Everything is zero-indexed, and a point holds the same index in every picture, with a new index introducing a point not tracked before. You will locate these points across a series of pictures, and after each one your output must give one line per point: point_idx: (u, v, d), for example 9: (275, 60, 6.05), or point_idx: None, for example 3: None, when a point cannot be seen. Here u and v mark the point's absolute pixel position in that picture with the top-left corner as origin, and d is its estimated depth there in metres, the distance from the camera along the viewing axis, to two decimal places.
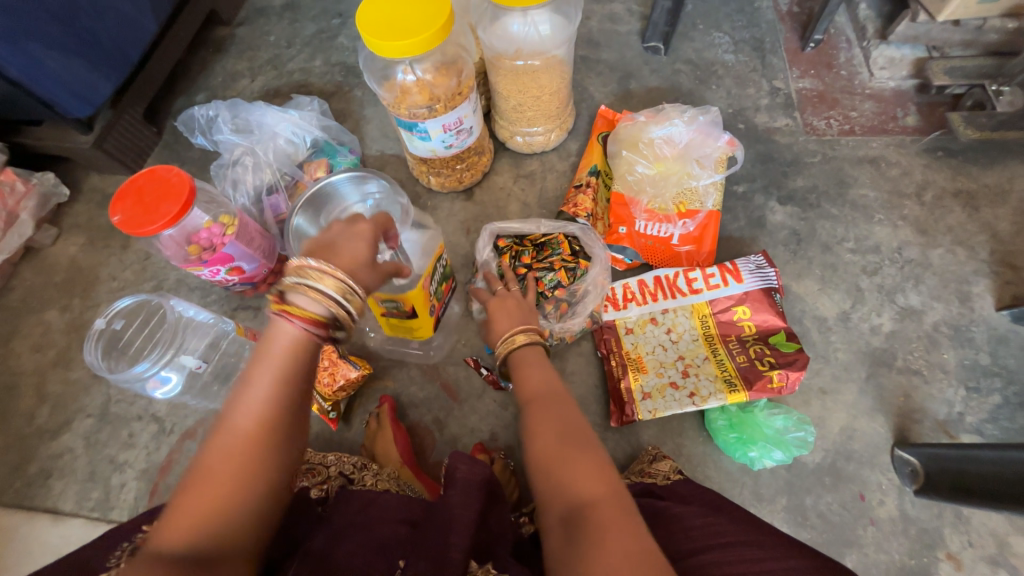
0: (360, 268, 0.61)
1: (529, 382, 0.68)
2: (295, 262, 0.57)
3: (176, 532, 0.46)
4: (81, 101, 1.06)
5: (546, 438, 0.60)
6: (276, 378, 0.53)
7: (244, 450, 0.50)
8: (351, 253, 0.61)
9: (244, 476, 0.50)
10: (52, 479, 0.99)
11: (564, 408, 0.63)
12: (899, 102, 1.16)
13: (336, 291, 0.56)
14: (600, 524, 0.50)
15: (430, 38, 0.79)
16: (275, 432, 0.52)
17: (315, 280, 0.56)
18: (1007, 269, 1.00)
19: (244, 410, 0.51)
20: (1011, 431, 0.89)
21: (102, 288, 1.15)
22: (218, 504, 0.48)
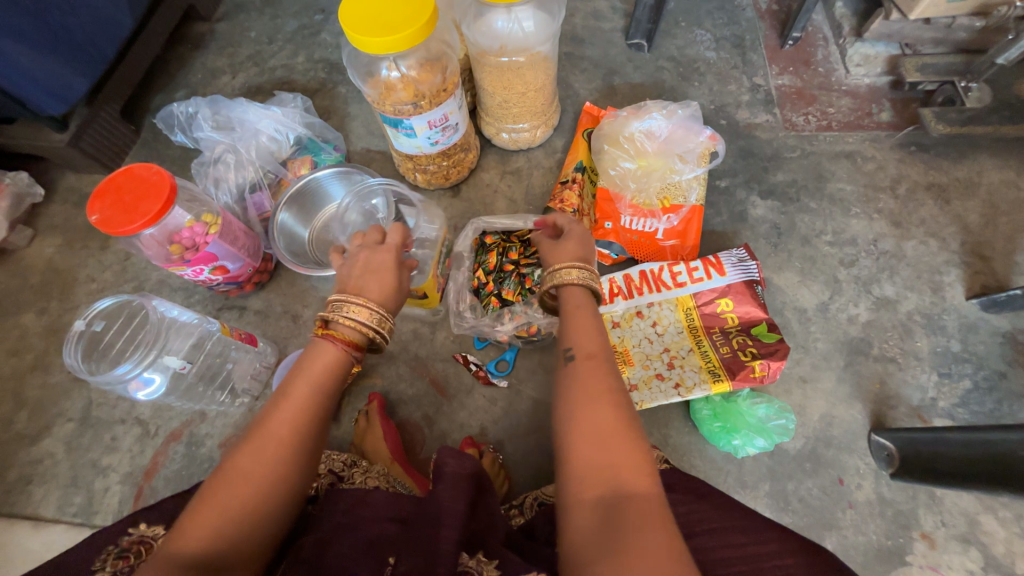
0: (389, 296, 0.69)
1: (588, 341, 0.65)
2: (334, 300, 0.66)
3: (195, 533, 0.51)
4: (56, 99, 1.03)
5: (599, 415, 0.59)
6: (304, 397, 0.61)
7: (266, 460, 0.56)
8: (379, 284, 0.69)
9: (264, 485, 0.56)
10: (32, 485, 0.97)
11: (618, 385, 0.62)
12: (874, 99, 1.19)
13: (372, 321, 0.66)
14: (641, 520, 0.51)
15: (414, 35, 0.79)
16: (295, 446, 0.58)
17: (354, 312, 0.65)
18: (977, 259, 1.04)
19: (274, 422, 0.59)
20: (981, 414, 0.93)
21: (80, 290, 1.12)
22: (239, 509, 0.54)
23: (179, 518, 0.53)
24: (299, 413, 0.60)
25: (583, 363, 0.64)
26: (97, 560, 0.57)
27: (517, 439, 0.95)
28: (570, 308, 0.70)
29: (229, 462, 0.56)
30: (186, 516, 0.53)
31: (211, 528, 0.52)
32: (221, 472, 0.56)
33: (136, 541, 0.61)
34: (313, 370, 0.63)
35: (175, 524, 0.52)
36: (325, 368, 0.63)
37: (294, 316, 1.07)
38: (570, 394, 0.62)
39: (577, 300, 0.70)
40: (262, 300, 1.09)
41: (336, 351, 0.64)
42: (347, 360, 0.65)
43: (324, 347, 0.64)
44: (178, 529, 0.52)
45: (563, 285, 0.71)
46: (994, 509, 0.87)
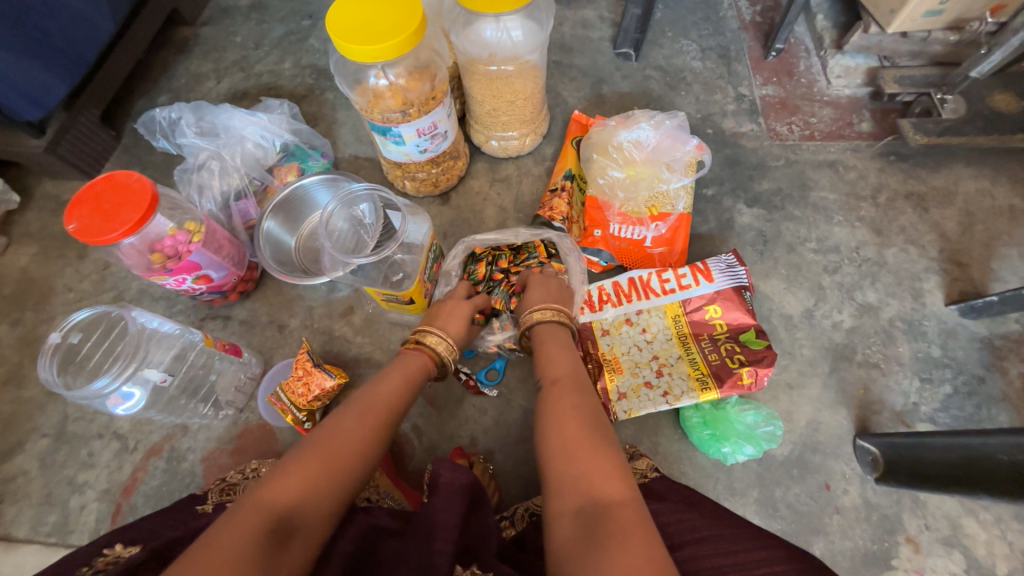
0: (461, 332, 0.83)
1: (557, 369, 0.73)
2: (429, 329, 0.79)
3: (295, 482, 0.55)
4: (33, 104, 1.01)
5: (570, 430, 0.63)
6: (397, 394, 0.70)
7: (362, 435, 0.63)
8: (463, 331, 0.84)
9: (359, 456, 0.61)
10: (4, 504, 0.93)
11: (587, 403, 0.68)
12: (855, 109, 1.22)
13: (448, 349, 0.80)
14: (620, 523, 0.51)
15: (402, 44, 0.79)
16: (381, 432, 0.65)
17: (435, 340, 0.80)
18: (955, 266, 1.06)
19: (369, 405, 0.67)
20: (961, 418, 0.95)
21: (57, 301, 1.09)
22: (336, 470, 0.58)
23: (275, 466, 0.56)
24: (392, 405, 0.69)
25: (554, 388, 0.70)
26: None
27: (507, 448, 0.95)
28: (545, 341, 0.78)
29: (326, 430, 0.62)
30: (283, 467, 0.56)
31: (308, 482, 0.55)
32: (319, 436, 0.60)
33: (111, 561, 0.57)
34: (405, 374, 0.74)
35: (271, 471, 0.56)
36: (413, 378, 0.74)
37: (280, 326, 1.05)
38: (545, 416, 0.67)
39: (552, 337, 0.79)
40: (247, 310, 1.07)
41: (419, 365, 0.77)
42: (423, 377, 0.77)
43: (411, 360, 0.77)
44: (274, 475, 0.55)
45: (534, 324, 0.80)
46: (975, 511, 0.88)
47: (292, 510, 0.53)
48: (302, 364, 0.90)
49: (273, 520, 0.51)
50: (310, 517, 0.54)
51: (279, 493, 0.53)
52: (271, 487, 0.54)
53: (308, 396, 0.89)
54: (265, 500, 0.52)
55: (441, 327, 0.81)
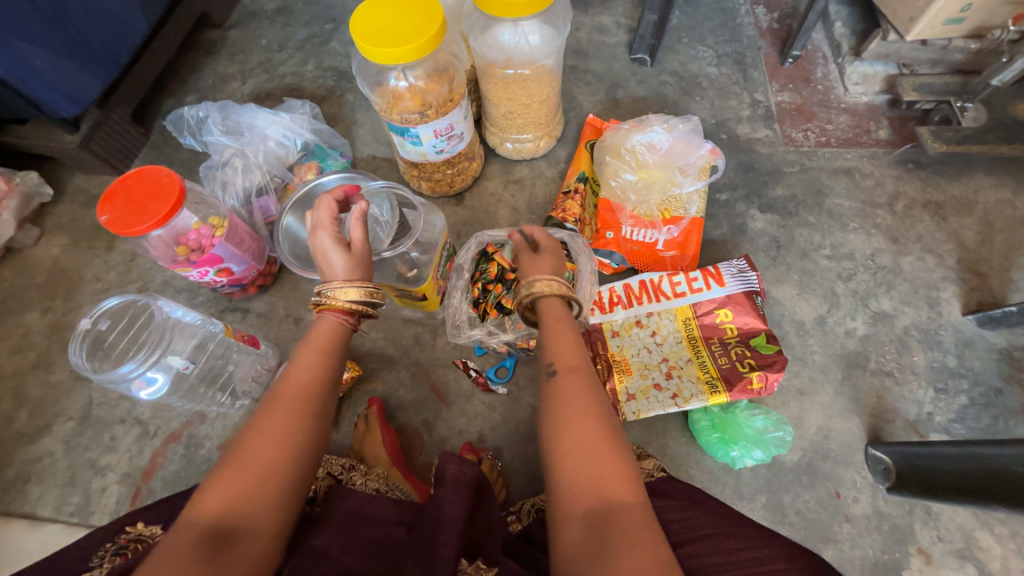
0: (355, 267, 0.69)
1: (569, 354, 0.66)
2: (317, 288, 0.67)
3: (215, 496, 0.52)
4: (69, 101, 1.05)
5: (584, 430, 0.59)
6: (312, 369, 0.63)
7: (283, 422, 0.58)
8: (343, 256, 0.69)
9: (280, 446, 0.56)
10: (30, 484, 0.97)
11: (601, 397, 0.62)
12: (872, 116, 1.21)
13: (356, 297, 0.67)
14: (629, 529, 0.51)
15: (422, 47, 0.81)
16: (303, 411, 0.60)
17: (332, 297, 0.67)
18: (973, 276, 1.05)
19: (285, 390, 0.61)
20: (977, 430, 0.93)
21: (85, 290, 1.13)
22: (258, 469, 0.54)
23: (202, 482, 0.54)
24: (307, 380, 0.62)
25: (567, 377, 0.64)
26: (94, 556, 0.57)
27: (515, 446, 0.96)
28: (553, 320, 0.69)
29: (248, 429, 0.58)
30: (207, 483, 0.54)
31: (229, 490, 0.53)
32: (237, 441, 0.56)
33: (132, 539, 0.61)
34: (319, 346, 0.65)
35: (197, 490, 0.54)
36: (326, 343, 0.66)
37: (297, 319, 1.08)
38: (554, 410, 0.62)
39: (556, 313, 0.69)
40: (265, 303, 1.10)
41: (332, 325, 0.67)
42: (347, 333, 0.68)
43: (323, 326, 0.67)
44: (199, 493, 0.53)
45: (537, 298, 0.70)
46: (990, 525, 0.87)
47: (224, 521, 0.51)
48: None
49: (202, 536, 0.49)
50: (247, 519, 0.52)
51: (203, 512, 0.51)
52: (197, 505, 0.52)
53: None
54: (190, 522, 0.50)
55: (335, 280, 0.68)
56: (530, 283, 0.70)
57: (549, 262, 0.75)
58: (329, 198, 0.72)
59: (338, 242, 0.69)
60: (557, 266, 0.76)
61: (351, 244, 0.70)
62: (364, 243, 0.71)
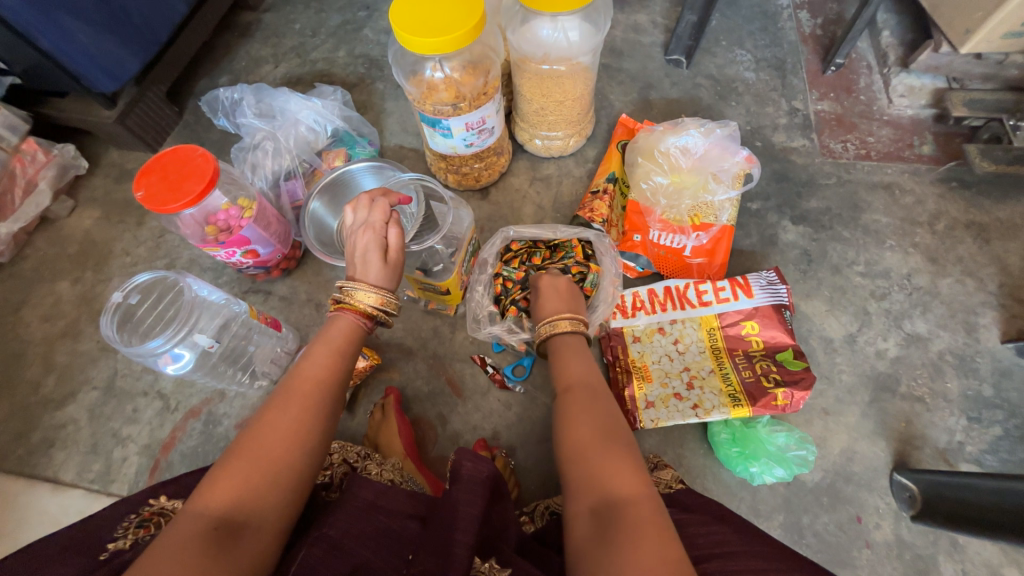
0: (384, 273, 0.69)
1: (568, 373, 0.72)
2: (341, 284, 0.68)
3: (225, 487, 0.52)
4: (108, 77, 1.07)
5: (581, 434, 0.62)
6: (325, 367, 0.64)
7: (296, 418, 0.59)
8: (380, 264, 0.69)
9: (291, 443, 0.57)
10: (54, 449, 0.99)
11: (600, 404, 0.66)
12: (916, 131, 1.17)
13: (378, 305, 0.68)
14: (632, 526, 0.49)
15: (461, 38, 0.80)
16: (315, 408, 0.61)
17: (358, 298, 0.68)
18: (1014, 302, 1.01)
19: (296, 384, 0.62)
20: (1010, 463, 0.90)
21: (115, 264, 1.15)
22: (268, 463, 0.55)
23: (208, 473, 0.54)
24: (321, 376, 0.63)
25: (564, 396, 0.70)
26: (117, 527, 0.58)
27: (529, 446, 0.95)
28: (562, 350, 0.76)
29: (255, 422, 0.58)
30: (214, 473, 0.54)
31: (238, 483, 0.53)
32: (247, 434, 0.57)
33: (155, 513, 0.62)
34: (334, 344, 0.66)
35: (203, 480, 0.53)
36: (343, 343, 0.67)
37: (318, 305, 1.09)
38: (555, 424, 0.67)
39: (571, 344, 0.76)
40: (287, 287, 1.11)
41: (349, 326, 0.68)
42: (360, 334, 0.69)
43: (338, 324, 0.68)
44: (206, 484, 0.53)
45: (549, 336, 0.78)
46: (1019, 562, 0.84)
47: (234, 513, 0.51)
48: None
49: (208, 528, 0.49)
50: (255, 513, 0.52)
51: (211, 501, 0.51)
52: (202, 496, 0.52)
53: None
54: (197, 513, 0.50)
55: (362, 282, 0.68)
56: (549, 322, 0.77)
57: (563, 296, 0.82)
58: (385, 201, 0.71)
59: (379, 243, 0.69)
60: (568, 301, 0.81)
61: (386, 247, 0.70)
62: (399, 251, 0.71)
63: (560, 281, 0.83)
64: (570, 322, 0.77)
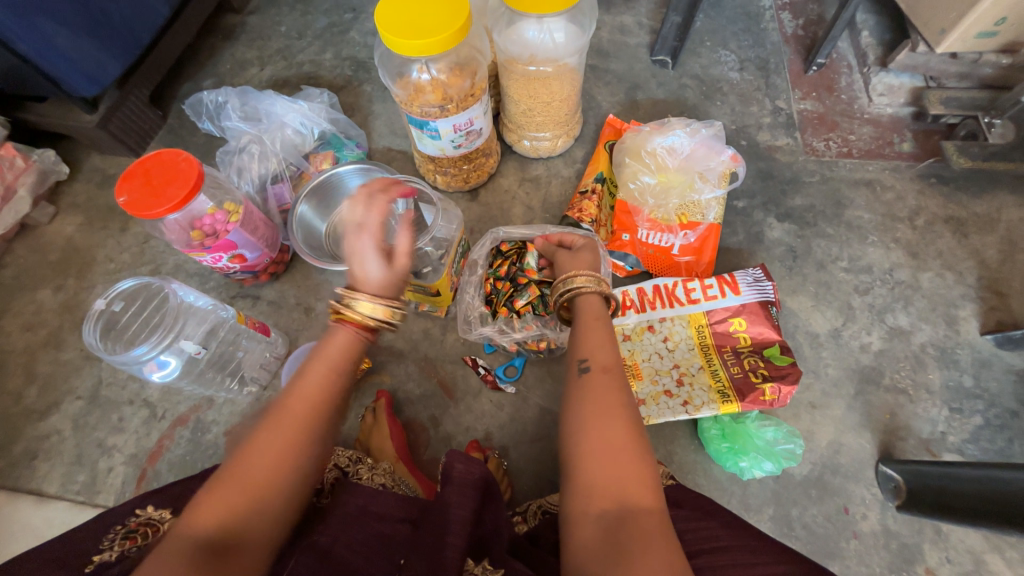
0: (386, 282, 0.64)
1: (604, 354, 0.64)
2: (340, 294, 0.62)
3: (211, 514, 0.51)
4: (89, 81, 1.05)
5: (609, 431, 0.57)
6: (319, 387, 0.58)
7: (283, 445, 0.55)
8: (383, 270, 0.64)
9: (278, 469, 0.54)
10: (37, 460, 0.97)
11: (629, 401, 0.60)
12: (896, 128, 1.19)
13: (384, 317, 0.63)
14: (645, 542, 0.50)
15: (447, 40, 0.80)
16: (305, 433, 0.56)
17: (357, 309, 0.62)
18: (992, 295, 1.03)
19: (285, 405, 0.56)
20: (990, 452, 0.92)
21: (98, 270, 1.13)
22: (255, 490, 0.53)
23: (195, 494, 0.53)
24: (313, 398, 0.57)
25: (598, 376, 0.62)
26: (104, 539, 0.57)
27: (521, 446, 0.95)
28: (590, 318, 0.68)
29: (245, 441, 0.55)
30: (202, 493, 0.52)
31: (224, 510, 0.51)
32: (234, 456, 0.54)
33: (142, 523, 0.61)
34: (329, 361, 0.60)
35: (191, 501, 0.52)
36: (339, 358, 0.61)
37: (307, 309, 1.08)
38: (581, 410, 0.60)
39: (593, 310, 0.69)
40: (276, 291, 1.10)
41: (348, 340, 0.62)
42: (361, 345, 0.63)
43: (337, 338, 0.62)
44: (192, 507, 0.51)
45: (576, 294, 0.70)
46: (1000, 548, 0.86)
47: (220, 539, 0.50)
48: None
49: (194, 553, 0.48)
50: (242, 538, 0.51)
51: (198, 524, 0.50)
52: (191, 517, 0.51)
53: None
54: (183, 538, 0.49)
55: (363, 291, 0.63)
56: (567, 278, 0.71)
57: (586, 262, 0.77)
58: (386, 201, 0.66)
59: (379, 250, 0.64)
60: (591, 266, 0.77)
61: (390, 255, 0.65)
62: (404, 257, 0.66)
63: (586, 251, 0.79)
64: (601, 282, 0.71)
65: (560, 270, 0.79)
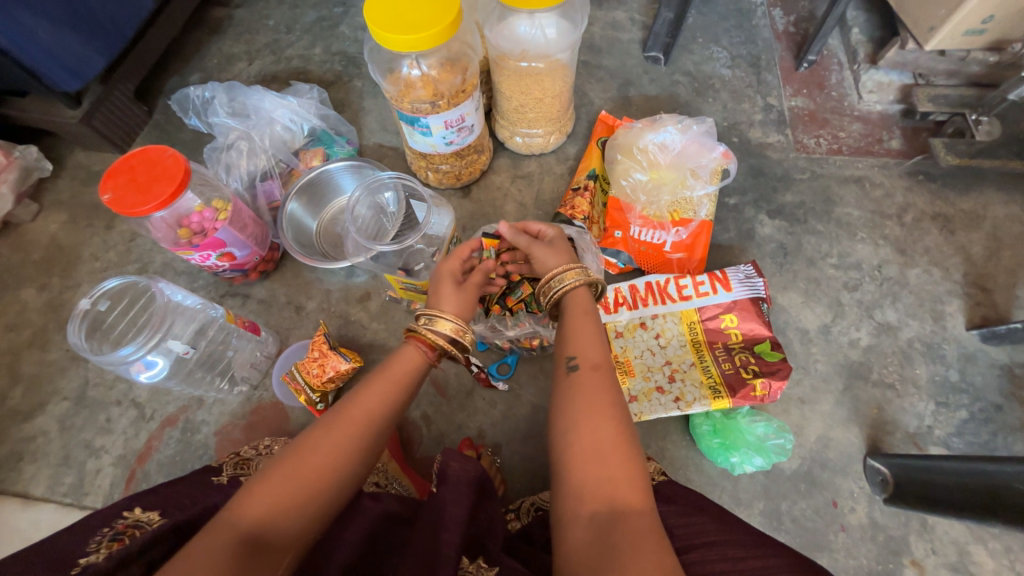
0: (465, 308, 0.71)
1: (593, 351, 0.65)
2: (419, 311, 0.69)
3: (260, 503, 0.52)
4: (72, 75, 1.03)
5: (600, 430, 0.58)
6: (382, 401, 0.62)
7: (338, 447, 0.57)
8: (455, 296, 0.71)
9: (331, 470, 0.56)
10: (23, 463, 0.96)
11: (619, 399, 0.61)
12: (885, 126, 1.20)
13: (452, 332, 0.67)
14: (635, 539, 0.50)
15: (437, 35, 0.80)
16: (361, 441, 0.59)
17: (436, 323, 0.68)
18: (978, 291, 1.05)
19: (348, 411, 0.60)
20: (975, 445, 0.93)
21: (83, 269, 1.12)
22: (306, 486, 0.54)
23: (246, 484, 0.54)
24: (374, 409, 0.62)
25: (588, 373, 0.63)
26: (91, 543, 0.56)
27: (515, 444, 0.95)
28: (579, 312, 0.69)
29: (301, 442, 0.58)
30: (252, 485, 0.54)
31: (274, 502, 0.52)
32: (291, 450, 0.57)
33: (130, 525, 0.59)
34: (396, 377, 0.64)
35: (243, 488, 0.54)
36: (403, 376, 0.65)
37: (297, 307, 1.07)
38: (572, 409, 0.60)
39: (583, 304, 0.69)
40: (266, 289, 1.09)
41: (416, 355, 0.68)
42: (423, 368, 0.68)
43: (407, 354, 0.67)
44: (245, 493, 0.53)
45: (565, 290, 0.69)
46: (984, 539, 0.87)
47: (262, 532, 0.51)
48: (318, 346, 0.92)
49: (237, 543, 0.48)
50: (280, 536, 0.51)
51: (244, 515, 0.51)
52: (239, 507, 0.52)
53: (322, 377, 0.91)
54: (229, 524, 0.50)
55: (440, 308, 0.70)
56: (560, 274, 0.69)
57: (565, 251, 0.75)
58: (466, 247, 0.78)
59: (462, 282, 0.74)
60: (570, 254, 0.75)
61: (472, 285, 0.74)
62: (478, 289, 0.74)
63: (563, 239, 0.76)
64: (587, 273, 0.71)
65: (537, 265, 0.75)
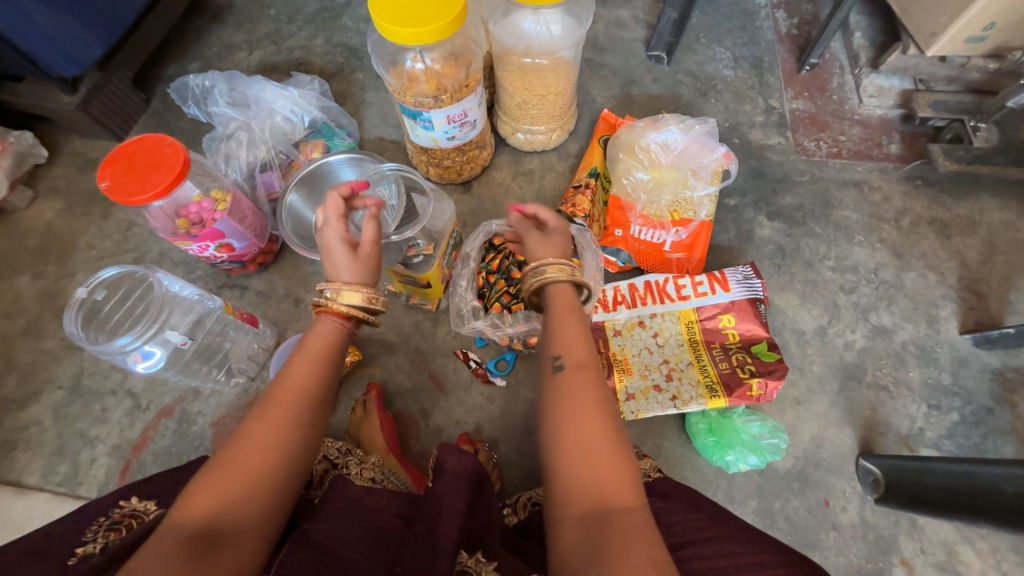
0: (361, 270, 0.68)
1: (578, 350, 0.62)
2: (319, 287, 0.66)
3: (203, 501, 0.52)
4: (70, 61, 1.02)
5: (587, 432, 0.56)
6: (309, 376, 0.62)
7: (273, 432, 0.57)
8: (352, 261, 0.67)
9: (269, 454, 0.56)
10: (17, 451, 0.95)
11: (606, 395, 0.60)
12: (884, 130, 1.21)
13: (362, 301, 0.66)
14: (621, 536, 0.49)
15: (441, 29, 0.79)
16: (295, 417, 0.59)
17: (337, 296, 0.65)
18: (972, 295, 1.06)
19: (274, 395, 0.60)
20: (965, 447, 0.95)
21: (79, 258, 1.10)
22: (247, 474, 0.54)
23: (189, 487, 0.54)
24: (303, 384, 0.61)
25: (575, 373, 0.60)
26: (87, 531, 0.56)
27: (511, 440, 0.96)
28: (562, 311, 0.65)
29: (236, 436, 0.57)
30: (195, 487, 0.53)
31: (217, 497, 0.52)
32: (227, 446, 0.56)
33: (127, 514, 0.59)
34: (311, 352, 0.63)
35: (185, 492, 0.53)
36: (321, 349, 0.64)
37: (296, 299, 1.06)
38: (559, 409, 0.59)
39: (566, 302, 0.66)
40: (264, 281, 1.08)
41: (331, 330, 0.66)
42: (342, 335, 0.66)
43: (320, 329, 0.66)
44: (183, 498, 0.52)
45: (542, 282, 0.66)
46: (972, 540, 0.89)
47: (211, 527, 0.50)
48: None
49: (186, 540, 0.49)
50: (233, 525, 0.52)
51: (190, 515, 0.51)
52: (184, 508, 0.51)
53: None
54: (175, 526, 0.50)
55: (336, 283, 0.66)
56: (541, 266, 0.66)
57: (558, 245, 0.72)
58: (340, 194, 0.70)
59: (347, 240, 0.69)
60: (564, 246, 0.72)
61: (361, 244, 0.69)
62: (372, 246, 0.69)
63: (559, 233, 0.74)
64: (572, 272, 0.67)
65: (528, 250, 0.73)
